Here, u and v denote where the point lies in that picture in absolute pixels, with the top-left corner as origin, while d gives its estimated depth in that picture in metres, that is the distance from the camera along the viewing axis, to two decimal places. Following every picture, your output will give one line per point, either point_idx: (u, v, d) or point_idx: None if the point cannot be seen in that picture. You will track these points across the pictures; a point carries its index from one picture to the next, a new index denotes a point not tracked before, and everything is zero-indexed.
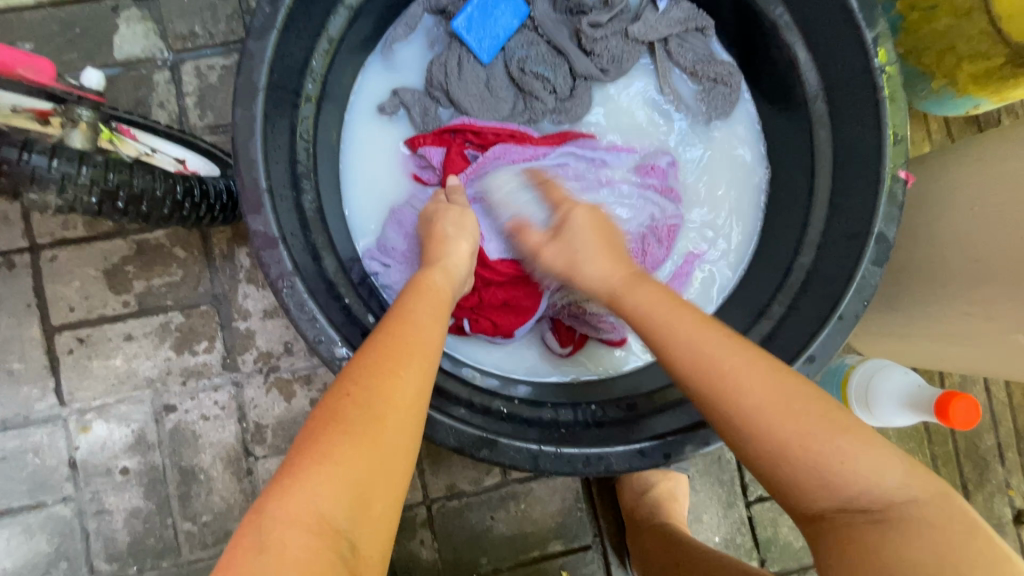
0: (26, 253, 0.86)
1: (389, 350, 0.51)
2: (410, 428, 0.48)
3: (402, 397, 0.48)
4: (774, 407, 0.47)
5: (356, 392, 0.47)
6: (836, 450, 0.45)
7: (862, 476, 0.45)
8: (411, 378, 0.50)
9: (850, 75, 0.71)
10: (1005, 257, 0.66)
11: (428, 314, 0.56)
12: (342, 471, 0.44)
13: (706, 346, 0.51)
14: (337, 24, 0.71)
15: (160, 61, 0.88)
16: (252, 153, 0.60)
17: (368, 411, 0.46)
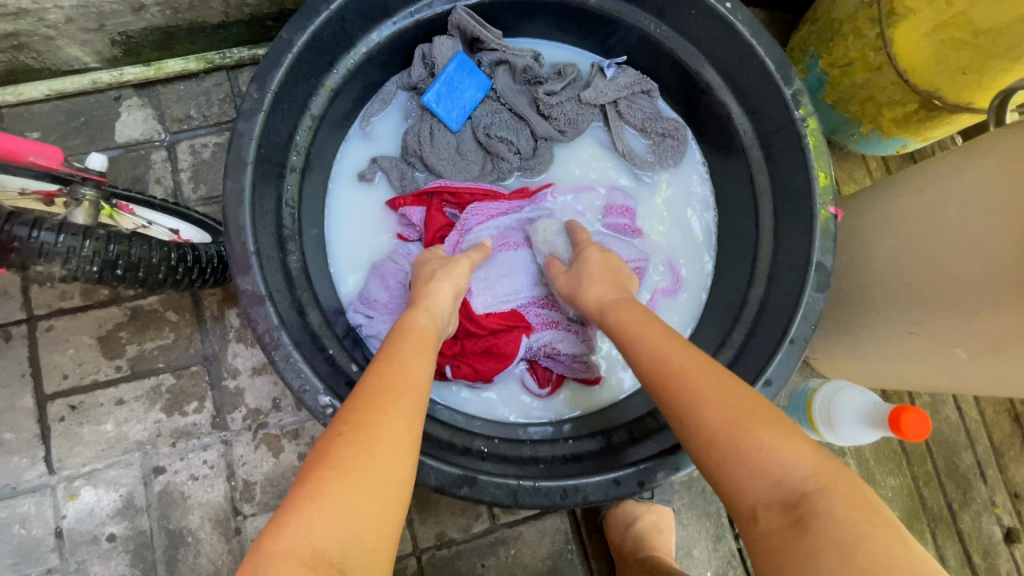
0: (23, 324, 0.90)
1: (378, 386, 0.54)
2: (400, 460, 0.49)
3: (392, 427, 0.50)
4: (723, 411, 0.50)
5: (346, 429, 0.50)
6: (778, 450, 0.47)
7: (788, 465, 0.46)
8: (402, 408, 0.52)
9: (777, 125, 0.80)
10: (932, 278, 0.73)
11: (414, 351, 0.59)
12: (339, 506, 0.45)
13: (667, 354, 0.56)
14: (320, 104, 0.80)
15: (157, 141, 0.96)
16: (242, 220, 0.66)
17: (359, 445, 0.49)
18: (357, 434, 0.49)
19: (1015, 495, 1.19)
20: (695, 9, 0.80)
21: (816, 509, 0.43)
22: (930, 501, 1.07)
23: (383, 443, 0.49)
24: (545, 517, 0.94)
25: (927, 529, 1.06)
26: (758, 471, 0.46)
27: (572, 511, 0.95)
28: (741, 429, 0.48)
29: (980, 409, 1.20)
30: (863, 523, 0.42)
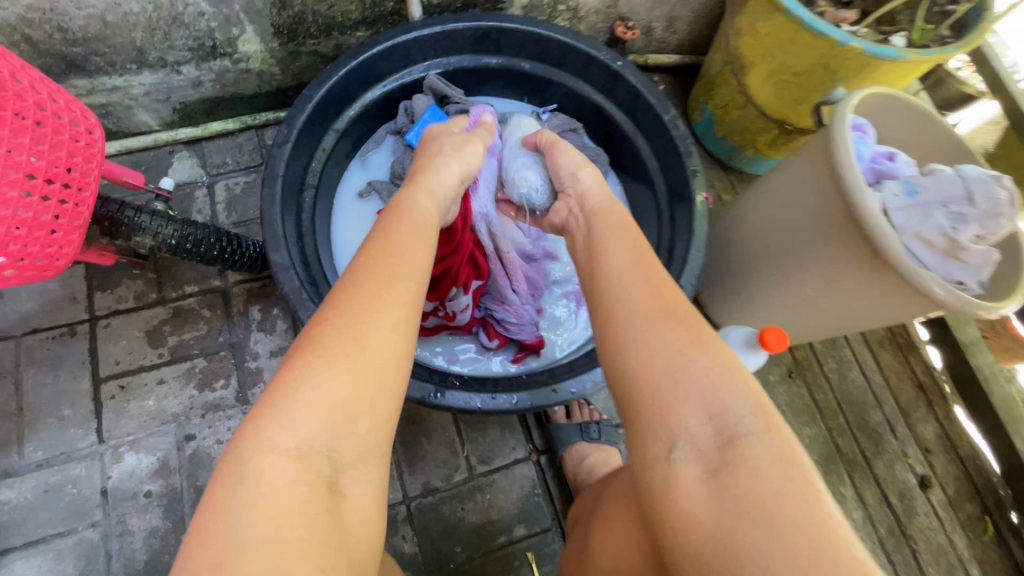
0: (85, 322, 1.12)
1: (377, 273, 0.62)
2: (379, 357, 0.57)
3: (383, 311, 0.59)
4: (662, 351, 0.60)
5: (343, 312, 0.58)
6: (718, 382, 0.56)
7: (728, 401, 0.55)
8: (394, 303, 0.60)
9: (664, 142, 1.10)
10: (784, 238, 0.99)
11: (401, 246, 0.66)
12: (332, 382, 0.53)
13: (630, 287, 0.67)
14: (330, 141, 1.09)
15: (200, 182, 1.24)
16: (274, 213, 0.92)
17: (352, 331, 0.56)
18: (353, 323, 0.57)
19: (925, 450, 1.37)
20: (597, 68, 1.13)
21: (749, 446, 0.52)
22: (844, 448, 1.29)
23: (372, 329, 0.57)
24: (515, 466, 1.12)
25: (845, 471, 1.27)
26: (704, 399, 0.56)
27: (539, 460, 1.13)
28: (689, 362, 0.58)
29: (884, 375, 1.40)
30: (783, 475, 0.50)
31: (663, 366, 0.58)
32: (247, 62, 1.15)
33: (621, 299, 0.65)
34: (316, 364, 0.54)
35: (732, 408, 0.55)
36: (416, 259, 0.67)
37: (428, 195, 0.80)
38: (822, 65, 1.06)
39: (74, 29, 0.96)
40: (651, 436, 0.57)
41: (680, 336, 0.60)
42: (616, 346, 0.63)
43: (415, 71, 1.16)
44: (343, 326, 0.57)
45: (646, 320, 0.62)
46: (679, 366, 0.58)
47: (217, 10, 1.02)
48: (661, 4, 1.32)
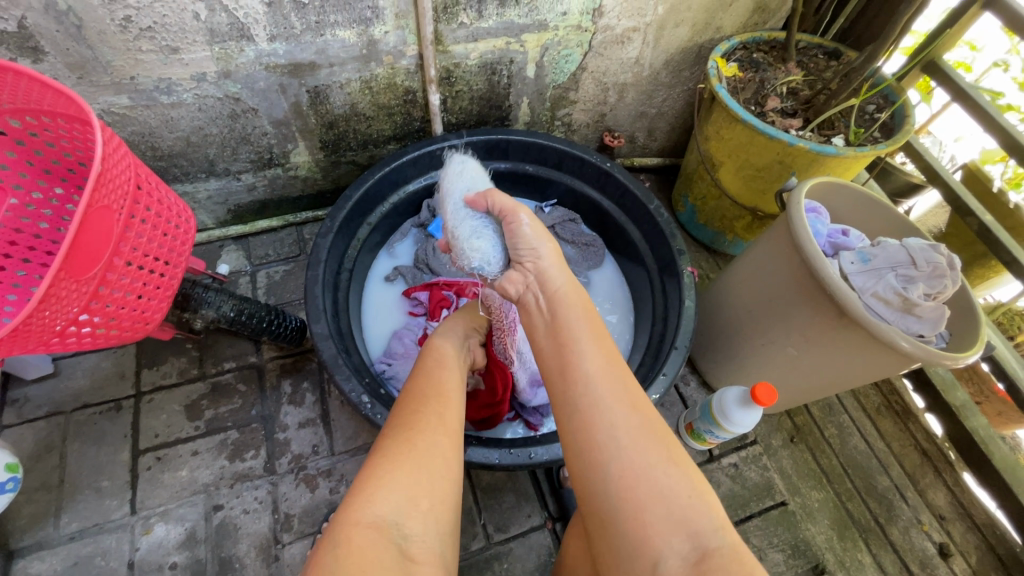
0: (131, 397, 1.21)
1: (433, 399, 0.77)
2: (442, 452, 0.70)
3: (443, 422, 0.74)
4: (623, 466, 0.63)
5: (409, 429, 0.71)
6: (684, 494, 0.61)
7: (697, 517, 0.60)
8: (447, 424, 0.74)
9: (651, 227, 1.28)
10: (765, 308, 1.12)
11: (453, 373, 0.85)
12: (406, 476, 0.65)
13: (589, 394, 0.69)
14: (364, 232, 1.27)
15: (244, 270, 1.40)
16: (316, 291, 1.07)
17: (412, 441, 0.69)
18: (422, 436, 0.70)
19: (940, 516, 1.35)
20: (590, 168, 1.34)
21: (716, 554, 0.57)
22: (856, 513, 1.30)
23: (434, 443, 0.70)
24: (531, 534, 1.14)
25: (859, 538, 1.27)
26: (672, 508, 0.60)
27: (554, 528, 1.14)
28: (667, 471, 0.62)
29: (885, 440, 1.43)
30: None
31: (640, 472, 0.62)
32: (295, 171, 1.37)
33: (612, 398, 0.68)
34: (395, 464, 0.66)
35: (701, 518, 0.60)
36: (453, 388, 0.81)
37: (450, 341, 0.92)
38: (778, 162, 1.27)
39: (162, 147, 1.18)
40: (631, 556, 0.60)
41: (654, 442, 0.64)
42: (597, 460, 0.64)
43: (436, 175, 1.37)
44: (417, 433, 0.70)
45: (626, 429, 0.65)
46: (654, 473, 0.62)
47: (278, 131, 1.25)
48: (641, 117, 1.58)
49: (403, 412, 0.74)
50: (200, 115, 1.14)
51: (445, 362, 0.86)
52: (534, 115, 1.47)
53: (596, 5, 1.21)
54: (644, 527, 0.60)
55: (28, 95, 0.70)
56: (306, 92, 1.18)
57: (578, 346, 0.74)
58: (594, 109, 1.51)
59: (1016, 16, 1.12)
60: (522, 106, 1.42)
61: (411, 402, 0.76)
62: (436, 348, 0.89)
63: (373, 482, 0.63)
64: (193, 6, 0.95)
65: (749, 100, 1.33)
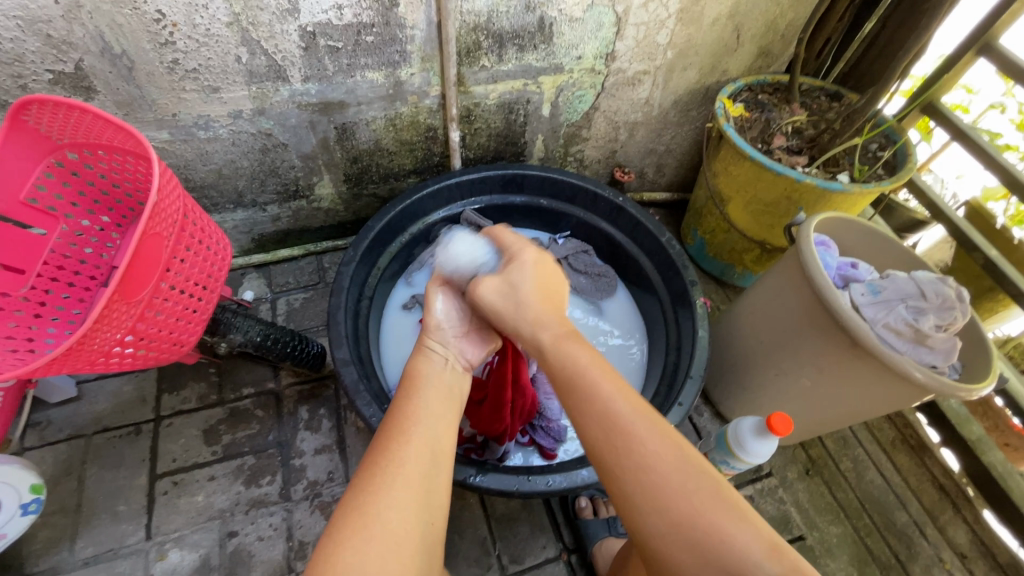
0: (151, 421, 1.23)
1: (401, 437, 0.70)
2: (400, 506, 0.64)
3: (415, 465, 0.68)
4: (675, 490, 0.58)
5: (377, 482, 0.65)
6: (727, 536, 0.55)
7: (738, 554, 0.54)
8: (422, 465, 0.68)
9: (664, 260, 1.31)
10: (778, 337, 1.14)
11: (433, 399, 0.77)
12: (377, 537, 0.61)
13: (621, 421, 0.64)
14: (385, 261, 1.31)
15: (265, 297, 1.44)
16: (338, 318, 1.10)
17: (376, 495, 0.64)
18: (394, 486, 0.65)
19: (961, 555, 1.33)
20: (602, 202, 1.39)
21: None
22: (875, 550, 1.27)
23: (402, 490, 0.65)
24: (546, 565, 1.13)
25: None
26: (718, 563, 0.54)
27: (569, 560, 1.13)
28: (690, 511, 0.57)
29: (901, 475, 1.42)
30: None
31: (667, 515, 0.57)
32: (319, 203, 1.42)
33: (622, 437, 0.62)
34: (360, 528, 0.61)
35: (742, 559, 0.54)
36: (433, 413, 0.74)
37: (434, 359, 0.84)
38: (787, 197, 1.31)
39: (195, 179, 1.23)
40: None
41: (677, 483, 0.59)
42: (643, 489, 0.59)
43: (454, 207, 1.41)
44: (388, 484, 0.65)
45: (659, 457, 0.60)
46: (683, 518, 0.57)
47: (305, 164, 1.30)
48: (650, 154, 1.64)
49: (373, 462, 0.68)
50: (233, 149, 1.20)
51: (427, 381, 0.79)
52: (548, 152, 1.53)
53: (609, 50, 1.28)
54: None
55: (92, 131, 0.75)
56: (334, 129, 1.24)
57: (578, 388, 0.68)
58: (606, 146, 1.57)
59: (1010, 62, 1.18)
60: (537, 142, 1.48)
61: (383, 445, 0.69)
62: (411, 377, 0.80)
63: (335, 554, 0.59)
64: (236, 50, 1.02)
65: (756, 138, 1.38)
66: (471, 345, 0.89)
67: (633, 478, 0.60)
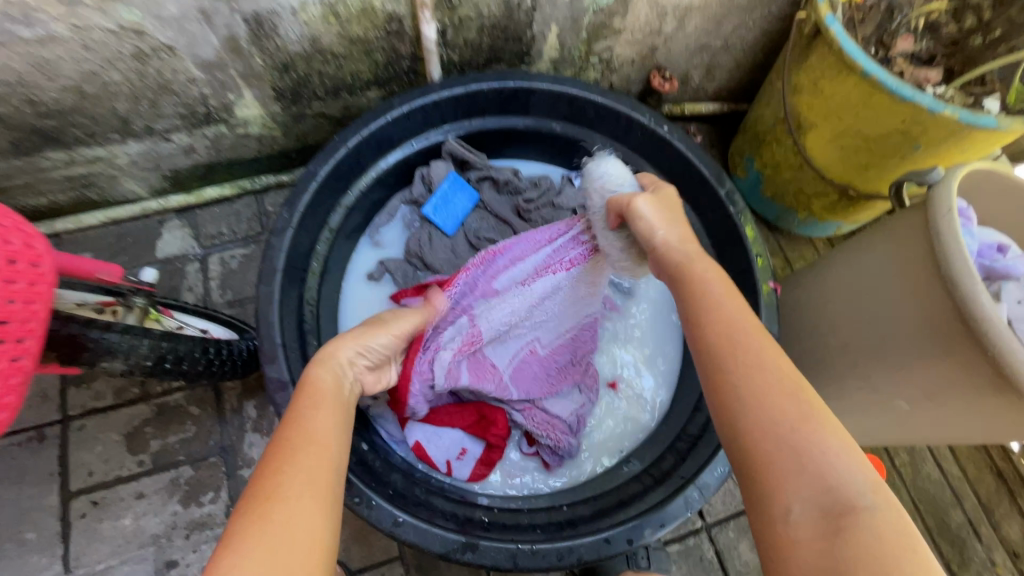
0: (56, 424, 0.98)
1: (302, 438, 0.54)
2: (299, 515, 0.48)
3: (286, 498, 0.48)
4: (782, 391, 0.48)
5: (276, 485, 0.49)
6: (828, 450, 0.45)
7: (839, 471, 0.45)
8: (324, 468, 0.53)
9: (720, 220, 0.95)
10: (865, 340, 0.85)
11: (327, 410, 0.59)
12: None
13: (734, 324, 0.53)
14: (338, 218, 0.96)
15: (192, 255, 1.13)
16: (272, 317, 0.79)
17: (271, 506, 0.48)
18: (253, 533, 0.46)
19: (1014, 554, 1.17)
20: (639, 132, 0.99)
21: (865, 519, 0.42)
22: None
23: (302, 495, 0.49)
24: None
25: None
26: (805, 461, 0.45)
27: None
28: (798, 416, 0.47)
29: (958, 463, 1.22)
30: (904, 542, 0.41)
31: (770, 411, 0.48)
32: (244, 127, 1.02)
33: (730, 351, 0.52)
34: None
35: (843, 477, 0.44)
36: (325, 425, 0.57)
37: (344, 356, 0.67)
38: (900, 132, 0.93)
39: (46, 101, 0.84)
40: (762, 514, 0.46)
41: (779, 376, 0.49)
42: (746, 380, 0.50)
43: (432, 136, 1.02)
44: (248, 524, 0.46)
45: (764, 371, 0.50)
46: (781, 419, 0.47)
47: (210, 75, 0.89)
48: (701, 53, 1.19)
49: (272, 460, 0.52)
50: (89, 56, 0.79)
51: (321, 386, 0.62)
52: (563, 50, 1.08)
53: None
54: (778, 488, 0.45)
55: None
56: (243, 21, 0.81)
57: (691, 291, 0.58)
58: (644, 41, 1.12)
59: None
60: (549, 37, 1.04)
61: (281, 442, 0.54)
62: (305, 387, 0.62)
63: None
64: None
65: (869, 39, 0.96)
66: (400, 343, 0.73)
67: (753, 366, 0.50)
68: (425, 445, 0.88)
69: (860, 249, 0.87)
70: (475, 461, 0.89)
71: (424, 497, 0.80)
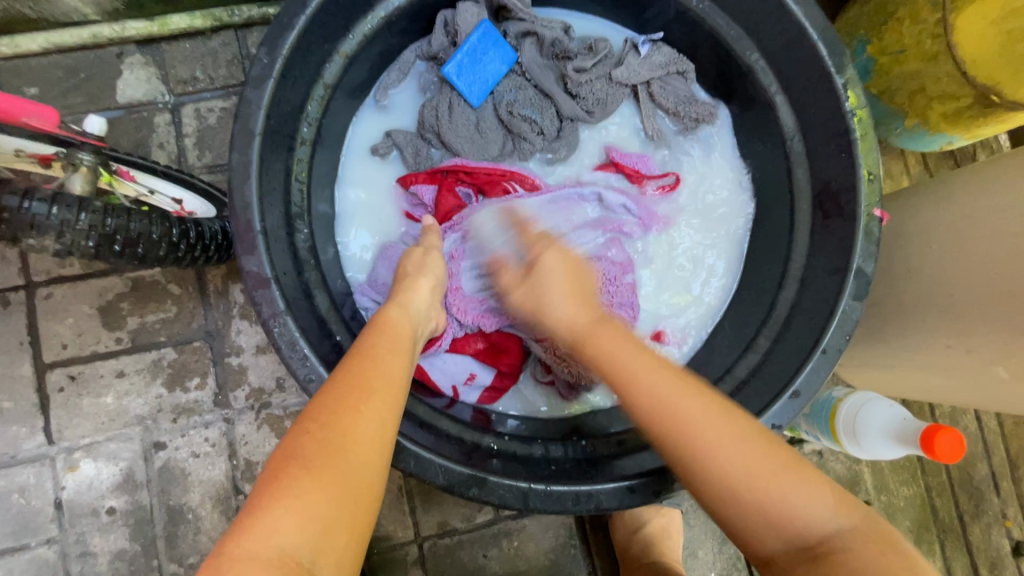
0: (21, 290, 0.87)
1: (367, 362, 0.52)
2: (376, 442, 0.46)
3: (362, 435, 0.46)
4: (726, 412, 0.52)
5: (349, 402, 0.47)
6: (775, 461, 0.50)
7: (812, 516, 0.48)
8: (390, 397, 0.50)
9: (825, 118, 0.73)
10: (978, 292, 0.68)
11: (389, 350, 0.54)
12: (293, 531, 0.40)
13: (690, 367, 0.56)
14: (334, 70, 0.75)
15: (161, 103, 0.92)
16: (247, 195, 0.63)
17: (351, 416, 0.46)
18: (323, 459, 0.43)
19: None
20: None
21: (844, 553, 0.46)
22: (940, 511, 1.07)
23: (369, 416, 0.47)
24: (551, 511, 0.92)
25: (936, 540, 1.06)
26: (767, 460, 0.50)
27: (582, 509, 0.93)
28: (737, 463, 0.49)
29: (1000, 419, 1.11)
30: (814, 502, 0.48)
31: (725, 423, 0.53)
32: None
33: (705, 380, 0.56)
34: (270, 509, 0.40)
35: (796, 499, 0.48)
36: (403, 369, 0.54)
37: (416, 307, 0.63)
38: None
39: None
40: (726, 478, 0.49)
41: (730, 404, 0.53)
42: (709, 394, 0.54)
43: None
44: (319, 448, 0.44)
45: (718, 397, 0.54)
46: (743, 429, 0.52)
47: None
48: None
49: (343, 379, 0.49)
50: None
51: (392, 327, 0.58)
52: None
53: None
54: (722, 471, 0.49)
55: None
56: None
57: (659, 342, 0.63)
58: None
59: None
60: None
61: (354, 363, 0.51)
62: (374, 324, 0.58)
63: (231, 548, 0.39)
64: None
65: None
66: (424, 283, 0.66)
67: (673, 412, 0.52)
68: (428, 368, 0.76)
69: (1017, 178, 0.67)
70: (483, 389, 0.79)
71: (427, 418, 0.70)
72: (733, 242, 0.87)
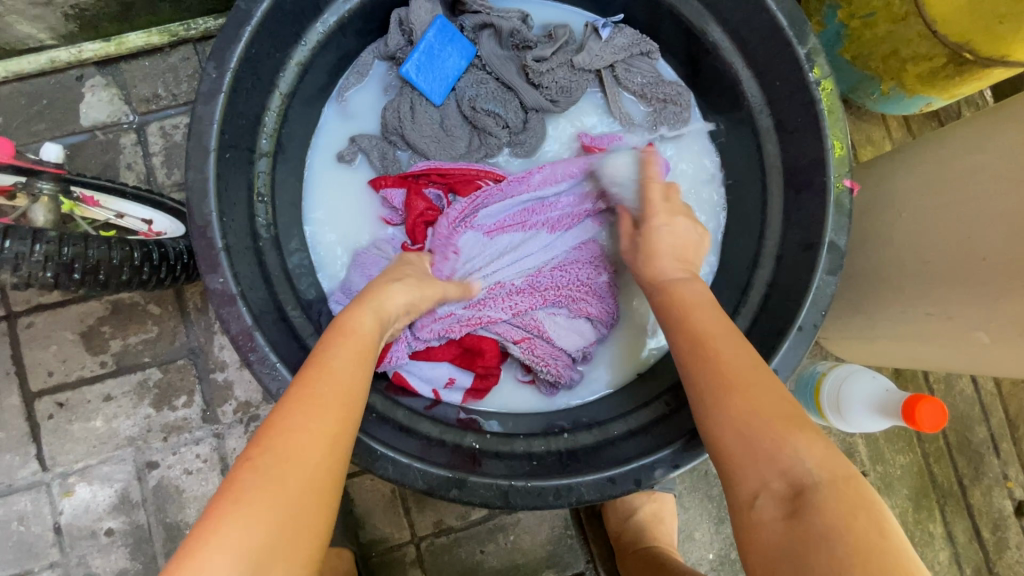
0: (3, 321, 0.88)
1: (319, 373, 0.51)
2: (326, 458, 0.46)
3: (310, 453, 0.46)
4: (736, 374, 0.52)
5: (298, 418, 0.47)
6: (775, 433, 0.47)
7: (788, 464, 0.46)
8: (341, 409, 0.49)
9: (790, 91, 0.71)
10: (955, 257, 0.67)
11: (350, 359, 0.53)
12: (237, 551, 0.41)
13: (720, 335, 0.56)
14: (289, 79, 0.74)
15: (126, 124, 0.91)
16: (207, 212, 0.62)
17: (298, 433, 0.46)
18: (268, 480, 0.44)
19: None
20: None
21: (815, 501, 0.43)
22: (939, 477, 1.06)
23: (319, 432, 0.47)
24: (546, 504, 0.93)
25: (936, 506, 1.05)
26: (760, 443, 0.48)
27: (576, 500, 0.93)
28: (758, 412, 0.49)
29: (996, 381, 1.10)
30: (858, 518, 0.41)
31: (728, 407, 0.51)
32: None
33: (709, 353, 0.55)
34: (214, 532, 0.41)
35: (795, 464, 0.46)
36: (358, 375, 0.53)
37: (388, 308, 0.61)
38: None
39: None
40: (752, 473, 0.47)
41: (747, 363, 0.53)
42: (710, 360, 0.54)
43: None
44: (264, 467, 0.44)
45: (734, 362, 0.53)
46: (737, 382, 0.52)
47: None
48: None
49: (294, 395, 0.49)
50: None
51: (356, 334, 0.56)
52: None
53: None
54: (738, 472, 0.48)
55: None
56: None
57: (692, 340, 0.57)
58: None
59: None
60: None
61: (309, 374, 0.51)
62: (339, 325, 0.57)
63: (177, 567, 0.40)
64: None
65: None
66: (393, 289, 0.65)
67: (717, 348, 0.55)
68: (407, 375, 0.77)
69: (991, 137, 0.65)
70: (464, 391, 0.79)
71: (407, 422, 0.71)
72: (710, 220, 0.86)
